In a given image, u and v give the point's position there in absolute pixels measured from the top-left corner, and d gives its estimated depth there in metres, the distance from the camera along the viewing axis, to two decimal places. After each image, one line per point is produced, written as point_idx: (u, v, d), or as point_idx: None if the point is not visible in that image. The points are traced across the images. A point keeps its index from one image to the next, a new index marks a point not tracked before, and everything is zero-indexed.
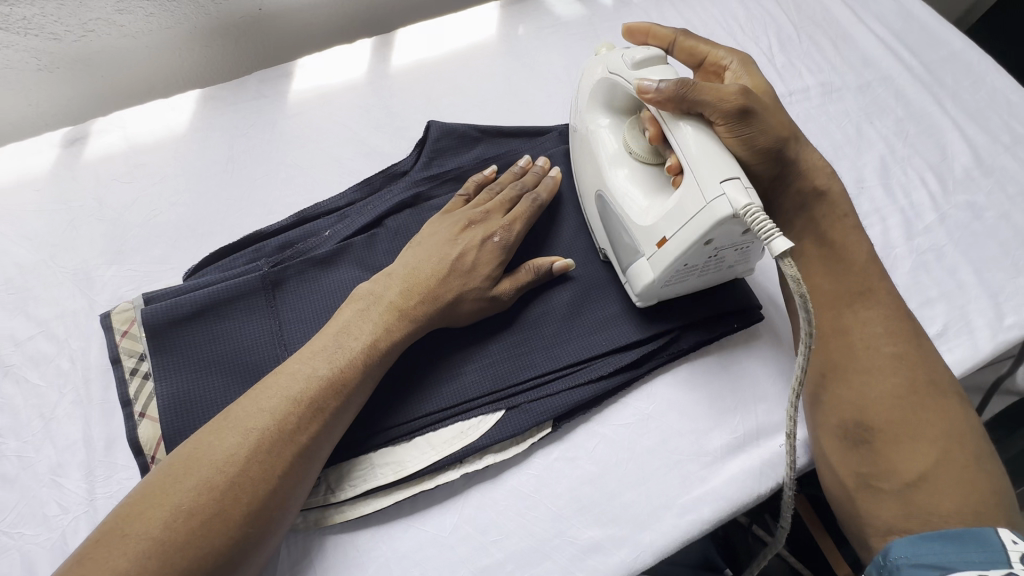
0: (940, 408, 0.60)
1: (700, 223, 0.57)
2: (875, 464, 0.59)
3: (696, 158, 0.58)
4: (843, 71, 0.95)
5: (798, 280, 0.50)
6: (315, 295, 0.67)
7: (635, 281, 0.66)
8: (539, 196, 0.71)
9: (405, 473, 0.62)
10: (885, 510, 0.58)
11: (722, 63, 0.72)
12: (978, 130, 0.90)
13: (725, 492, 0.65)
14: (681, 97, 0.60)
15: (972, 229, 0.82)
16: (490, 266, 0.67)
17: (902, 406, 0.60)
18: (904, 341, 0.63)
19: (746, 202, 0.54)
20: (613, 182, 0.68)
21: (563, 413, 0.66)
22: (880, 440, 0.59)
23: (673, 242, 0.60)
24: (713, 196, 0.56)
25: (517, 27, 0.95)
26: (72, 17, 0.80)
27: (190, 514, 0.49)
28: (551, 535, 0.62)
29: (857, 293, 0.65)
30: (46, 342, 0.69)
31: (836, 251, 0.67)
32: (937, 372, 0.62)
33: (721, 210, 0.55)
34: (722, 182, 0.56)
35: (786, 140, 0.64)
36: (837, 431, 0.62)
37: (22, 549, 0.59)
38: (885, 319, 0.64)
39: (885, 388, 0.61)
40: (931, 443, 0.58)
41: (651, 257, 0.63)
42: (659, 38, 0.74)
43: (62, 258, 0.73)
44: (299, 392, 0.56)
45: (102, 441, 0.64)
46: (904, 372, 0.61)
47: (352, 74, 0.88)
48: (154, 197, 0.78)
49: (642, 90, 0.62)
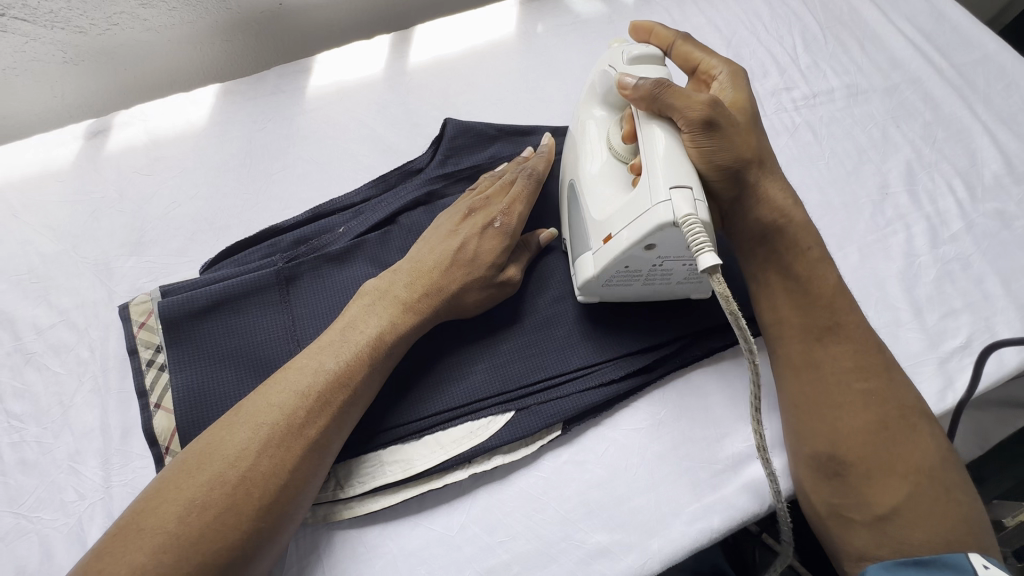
0: (912, 442, 0.58)
1: (641, 225, 0.56)
2: (847, 497, 0.58)
3: (654, 163, 0.57)
4: (870, 73, 0.92)
5: (728, 299, 0.50)
6: (329, 291, 0.68)
7: (578, 272, 0.65)
8: (535, 171, 0.71)
9: (414, 471, 0.62)
10: (858, 538, 0.57)
11: (713, 73, 0.70)
12: (1010, 136, 0.87)
13: (735, 502, 0.64)
14: (654, 97, 0.59)
15: (1001, 239, 0.80)
16: (493, 253, 0.66)
17: (873, 442, 0.58)
18: (874, 376, 0.61)
19: (688, 212, 0.53)
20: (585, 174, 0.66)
21: (573, 416, 0.65)
22: (852, 474, 0.58)
23: (615, 240, 0.59)
24: (659, 200, 0.55)
25: (536, 24, 0.94)
26: (97, 10, 0.81)
27: (204, 508, 0.50)
28: (558, 538, 0.62)
29: (826, 329, 0.62)
30: (66, 331, 0.70)
31: (800, 282, 0.64)
32: (907, 402, 0.60)
33: (663, 214, 0.54)
34: (671, 189, 0.55)
35: (746, 163, 0.63)
36: (812, 463, 0.60)
37: (40, 533, 0.60)
38: (854, 354, 0.61)
39: (856, 423, 0.59)
40: (902, 476, 0.57)
41: (596, 253, 0.62)
42: (660, 39, 0.72)
43: (84, 249, 0.75)
44: (307, 387, 0.56)
45: (118, 430, 0.65)
46: (874, 409, 0.59)
47: (370, 70, 0.88)
48: (172, 190, 0.79)
49: (623, 85, 0.62)
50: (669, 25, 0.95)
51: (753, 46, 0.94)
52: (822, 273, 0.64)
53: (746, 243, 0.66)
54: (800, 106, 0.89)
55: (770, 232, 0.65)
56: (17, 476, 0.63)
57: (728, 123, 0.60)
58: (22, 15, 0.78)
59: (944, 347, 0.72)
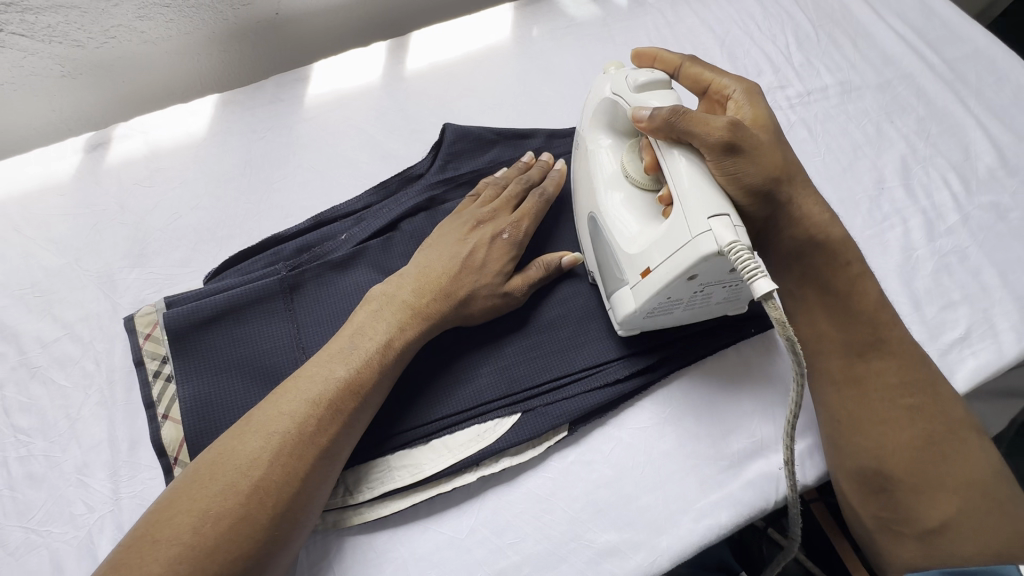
0: (961, 454, 0.59)
1: (682, 257, 0.55)
2: (895, 511, 0.59)
3: (686, 194, 0.56)
4: (863, 70, 0.93)
5: (782, 322, 0.49)
6: (333, 298, 0.68)
7: (619, 307, 0.65)
8: (546, 191, 0.73)
9: (423, 476, 0.62)
10: (904, 551, 0.60)
11: (726, 92, 0.68)
12: (1003, 129, 0.88)
13: (742, 498, 0.64)
14: (671, 126, 0.59)
15: (996, 231, 0.80)
16: (501, 262, 0.68)
17: (922, 457, 0.59)
18: (919, 392, 0.61)
19: (732, 239, 0.52)
20: (607, 206, 0.66)
21: (579, 416, 0.66)
22: (899, 489, 0.59)
23: (656, 274, 0.58)
24: (698, 232, 0.54)
25: (531, 28, 0.95)
26: (94, 23, 0.82)
27: (219, 517, 0.50)
28: (567, 538, 0.62)
29: (870, 344, 0.62)
30: (72, 344, 0.70)
31: (840, 298, 0.64)
32: (955, 415, 0.61)
33: (706, 246, 0.53)
34: (709, 218, 0.54)
35: (778, 182, 0.60)
36: (855, 478, 0.61)
37: (50, 547, 0.61)
38: (901, 369, 0.62)
39: (901, 439, 0.60)
40: (952, 491, 0.58)
41: (635, 287, 0.61)
42: (666, 63, 0.72)
43: (86, 262, 0.75)
44: (318, 394, 0.57)
45: (126, 442, 0.65)
46: (921, 425, 0.60)
47: (367, 78, 0.89)
48: (174, 201, 0.79)
49: (638, 119, 0.61)
50: (663, 26, 0.96)
51: (747, 46, 0.95)
52: (857, 269, 0.64)
53: (780, 256, 0.65)
54: (795, 103, 0.90)
55: (807, 249, 0.64)
56: (26, 490, 0.63)
57: (751, 147, 0.59)
58: (20, 30, 0.78)
59: (944, 340, 0.73)
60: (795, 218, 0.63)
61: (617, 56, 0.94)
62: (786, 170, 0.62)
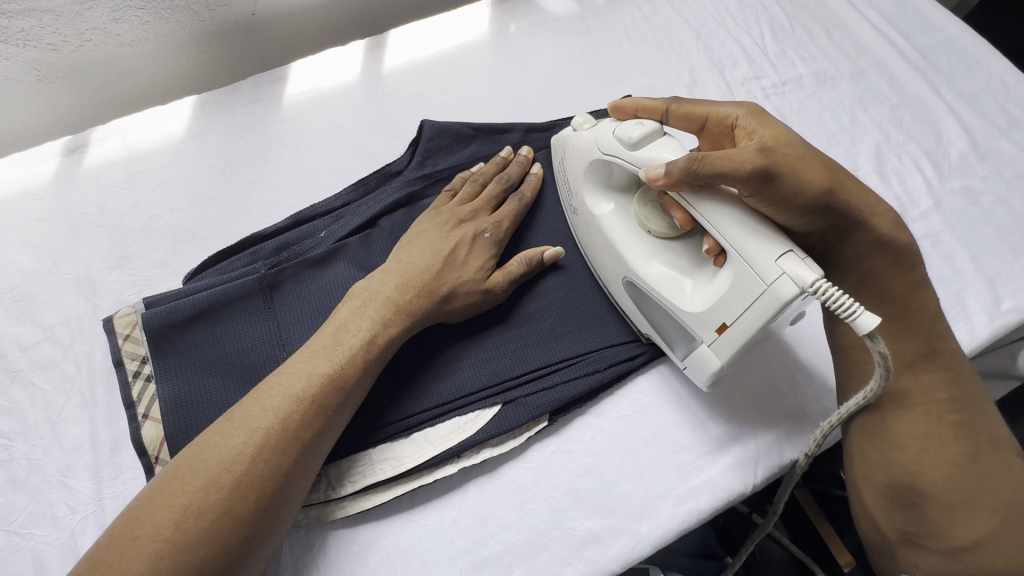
0: (1001, 473, 0.59)
1: (764, 307, 0.55)
2: (922, 525, 0.59)
3: (743, 243, 0.56)
4: (837, 59, 0.94)
5: (885, 355, 0.51)
6: (313, 295, 0.68)
7: (697, 370, 0.63)
8: (525, 196, 0.74)
9: (403, 469, 0.63)
10: (930, 563, 0.59)
11: (729, 118, 0.64)
12: (974, 115, 0.90)
13: (722, 482, 0.65)
14: (693, 176, 0.57)
15: (969, 215, 0.82)
16: (483, 260, 0.69)
17: (959, 474, 0.58)
18: (965, 409, 0.61)
19: (813, 276, 0.52)
20: (646, 270, 0.65)
21: (559, 406, 0.67)
22: (931, 504, 0.58)
23: (734, 328, 0.58)
24: (774, 279, 0.53)
25: (508, 24, 0.95)
26: (69, 27, 0.82)
27: (201, 513, 0.50)
28: (549, 526, 0.63)
29: (922, 355, 0.62)
30: (52, 347, 0.70)
31: (898, 305, 0.63)
32: (996, 435, 0.61)
33: (788, 289, 0.53)
34: (778, 261, 0.54)
35: (830, 191, 0.58)
36: (884, 490, 0.61)
37: (33, 549, 0.61)
38: (947, 384, 0.61)
39: (940, 454, 0.59)
40: (988, 510, 0.57)
41: (713, 345, 0.60)
42: (651, 111, 0.68)
43: (65, 265, 0.75)
44: (301, 390, 0.57)
45: (108, 443, 0.66)
46: (964, 442, 0.59)
47: (345, 76, 0.89)
48: (153, 204, 0.79)
49: (653, 178, 0.59)
50: (639, 20, 0.97)
51: (723, 38, 0.96)
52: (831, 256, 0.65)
53: None
54: (770, 94, 0.91)
55: (868, 253, 0.63)
56: (8, 494, 0.63)
57: (793, 168, 0.56)
58: None
59: None
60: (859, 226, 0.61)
61: (594, 51, 0.94)
62: (833, 177, 0.59)
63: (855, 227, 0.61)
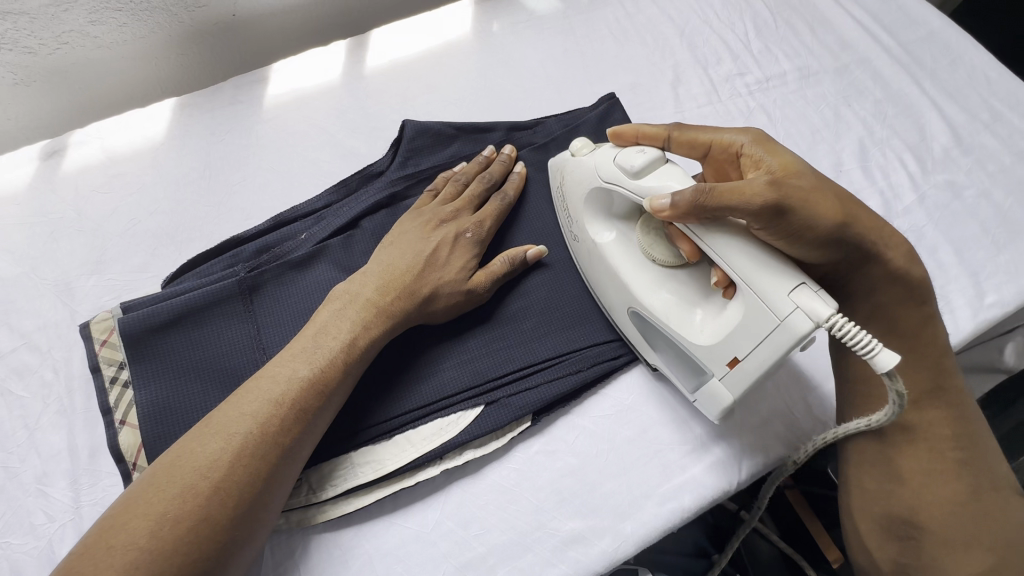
0: (998, 511, 0.58)
1: (778, 343, 0.52)
2: (916, 560, 0.58)
3: (753, 275, 0.53)
4: (820, 55, 0.94)
5: (901, 393, 0.50)
6: (294, 298, 0.68)
7: (708, 403, 0.61)
8: (507, 195, 0.73)
9: (385, 471, 0.62)
10: None
11: (733, 146, 0.61)
12: (957, 109, 0.90)
13: (706, 481, 0.65)
14: (701, 210, 0.54)
15: (952, 209, 0.82)
16: (465, 261, 0.69)
17: (958, 513, 0.58)
18: (967, 447, 0.60)
19: (828, 311, 0.49)
20: (653, 300, 0.63)
21: (542, 406, 0.66)
22: (928, 540, 0.58)
23: (746, 363, 0.55)
24: (788, 314, 0.51)
25: (491, 23, 0.95)
26: (45, 29, 0.81)
27: (177, 521, 0.49)
28: (533, 528, 0.62)
29: (928, 391, 0.61)
30: (29, 354, 0.69)
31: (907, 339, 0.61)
32: (995, 472, 0.60)
33: (802, 325, 0.50)
34: (791, 294, 0.51)
35: (844, 224, 0.55)
36: (882, 523, 0.60)
37: (9, 558, 0.60)
38: (952, 422, 0.60)
39: (941, 492, 0.58)
40: (985, 548, 0.57)
41: (724, 379, 0.58)
42: (651, 137, 0.66)
43: (43, 270, 0.74)
44: (280, 394, 0.56)
45: (86, 450, 0.65)
46: (963, 481, 0.59)
47: (326, 77, 0.88)
48: (133, 207, 0.78)
49: (659, 210, 0.57)
50: (622, 18, 0.97)
51: (706, 34, 0.96)
52: None
53: None
54: (754, 90, 0.91)
55: (880, 286, 0.60)
56: None
57: (804, 199, 0.53)
58: None
59: None
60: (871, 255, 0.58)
61: (578, 49, 0.94)
62: (847, 209, 0.56)
63: (866, 260, 0.59)
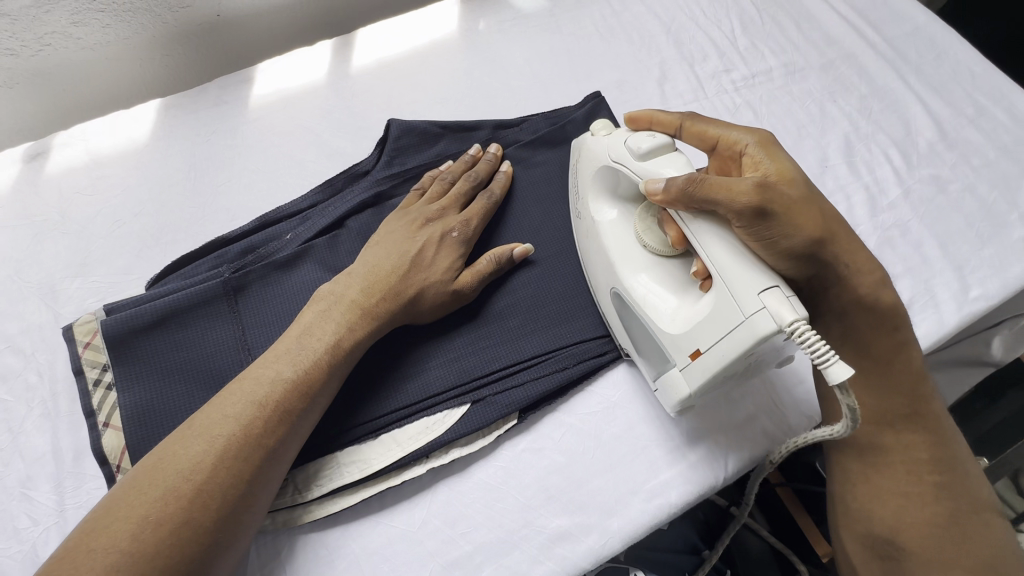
0: (980, 533, 0.58)
1: (738, 340, 0.51)
2: None
3: (728, 271, 0.53)
4: (806, 51, 0.94)
5: (853, 408, 0.50)
6: (279, 298, 0.68)
7: (667, 394, 0.60)
8: (494, 194, 0.73)
9: (371, 471, 0.62)
10: None
11: (738, 146, 0.61)
12: (942, 104, 0.90)
13: (692, 476, 0.65)
14: (689, 196, 0.55)
15: (937, 204, 0.82)
16: (451, 261, 0.68)
17: (937, 534, 0.58)
18: (947, 469, 0.59)
19: (792, 317, 0.49)
20: (633, 283, 0.63)
21: (528, 404, 0.66)
22: (909, 560, 0.58)
23: (707, 356, 0.55)
24: (753, 311, 0.50)
25: (477, 21, 0.95)
26: (26, 31, 0.80)
27: (159, 524, 0.49)
28: (519, 525, 0.62)
29: (905, 415, 0.60)
30: (13, 357, 0.69)
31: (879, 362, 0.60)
32: (977, 494, 0.60)
33: (764, 324, 0.49)
34: (760, 294, 0.51)
35: (820, 242, 0.55)
36: (863, 541, 0.61)
37: None
38: (930, 445, 0.60)
39: (919, 512, 0.58)
40: (968, 570, 0.56)
41: (684, 369, 0.57)
42: (664, 124, 0.66)
43: (27, 273, 0.74)
44: (264, 396, 0.56)
45: (70, 453, 0.65)
46: (943, 502, 0.59)
47: (312, 77, 0.88)
48: (117, 209, 0.78)
49: (652, 191, 0.58)
50: (609, 15, 0.97)
51: (693, 31, 0.96)
52: None
53: None
54: (740, 87, 0.91)
55: (854, 308, 0.59)
56: None
57: (786, 207, 0.53)
58: None
59: None
60: (844, 277, 0.58)
61: (565, 47, 0.94)
62: (828, 226, 0.56)
63: (840, 283, 0.58)
